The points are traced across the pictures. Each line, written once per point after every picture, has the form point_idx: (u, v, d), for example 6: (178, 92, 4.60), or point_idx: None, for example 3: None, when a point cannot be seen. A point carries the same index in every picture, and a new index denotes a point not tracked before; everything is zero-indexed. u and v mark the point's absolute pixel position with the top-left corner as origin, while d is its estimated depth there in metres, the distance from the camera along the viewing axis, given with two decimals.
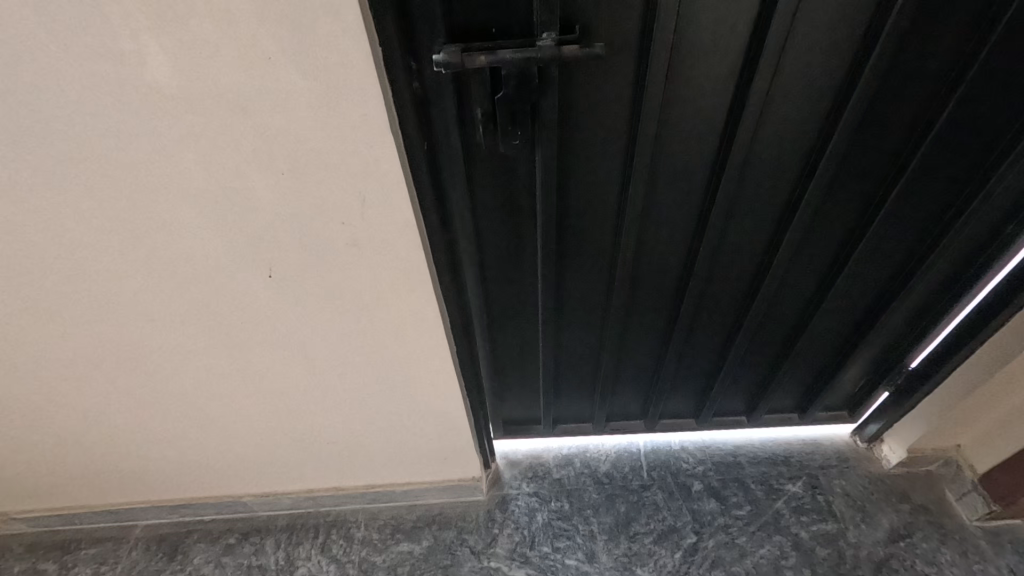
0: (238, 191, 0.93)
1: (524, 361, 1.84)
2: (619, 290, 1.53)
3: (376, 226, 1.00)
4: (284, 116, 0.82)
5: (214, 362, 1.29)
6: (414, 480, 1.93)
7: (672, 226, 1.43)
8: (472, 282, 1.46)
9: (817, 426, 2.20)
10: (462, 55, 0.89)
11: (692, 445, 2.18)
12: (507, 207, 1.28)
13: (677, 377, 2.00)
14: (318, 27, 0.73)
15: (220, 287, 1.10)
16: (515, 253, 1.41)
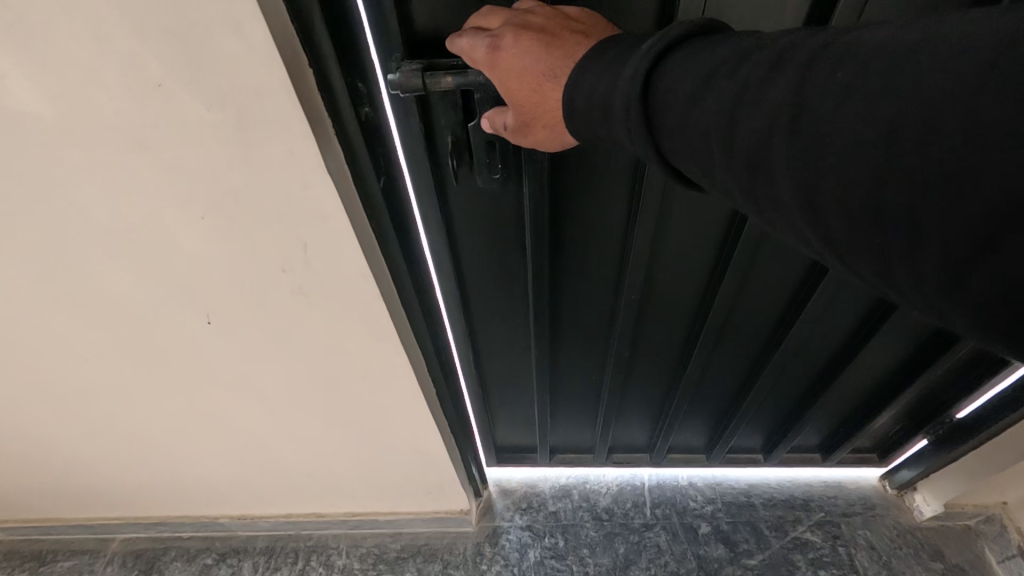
0: (153, 235, 0.77)
1: (518, 390, 1.69)
2: (626, 326, 1.37)
3: (325, 274, 0.84)
4: (193, 153, 0.66)
5: (162, 401, 1.16)
6: (398, 509, 1.80)
7: (684, 262, 1.24)
8: (456, 315, 1.30)
9: (841, 467, 2.01)
10: (423, 73, 0.72)
11: (701, 481, 2.02)
12: (492, 242, 1.11)
13: (688, 413, 1.82)
14: (216, 46, 0.55)
15: (156, 331, 0.96)
16: (506, 288, 1.25)
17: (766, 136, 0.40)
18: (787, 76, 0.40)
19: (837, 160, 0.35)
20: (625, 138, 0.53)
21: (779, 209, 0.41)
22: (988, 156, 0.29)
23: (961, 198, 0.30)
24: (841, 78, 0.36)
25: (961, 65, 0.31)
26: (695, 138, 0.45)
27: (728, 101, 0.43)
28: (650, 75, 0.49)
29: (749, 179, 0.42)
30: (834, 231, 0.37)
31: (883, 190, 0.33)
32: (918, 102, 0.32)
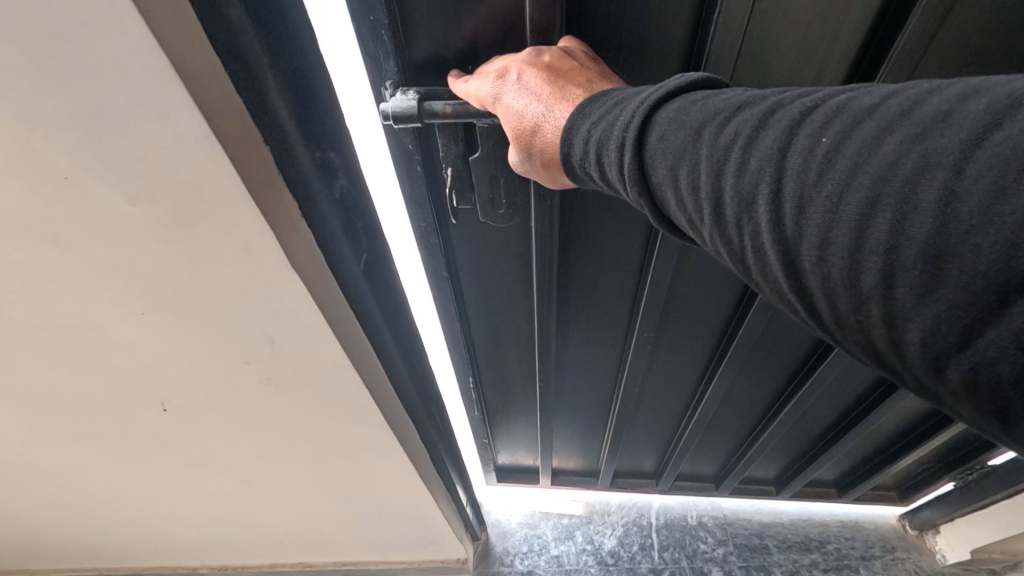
0: (62, 326, 0.61)
1: (520, 421, 1.58)
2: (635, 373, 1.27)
3: (294, 366, 0.69)
4: (125, 249, 0.52)
5: (104, 475, 0.98)
6: (394, 560, 1.57)
7: (701, 307, 1.13)
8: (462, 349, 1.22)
9: (857, 505, 1.98)
10: (421, 100, 0.65)
11: (711, 521, 1.95)
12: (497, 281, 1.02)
13: (700, 446, 1.73)
14: (138, 138, 0.41)
15: (78, 416, 0.79)
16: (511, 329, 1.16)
17: (755, 200, 0.41)
18: (774, 135, 0.41)
19: (825, 231, 0.37)
20: (617, 185, 0.53)
21: (770, 274, 0.42)
22: (972, 244, 0.30)
23: (947, 282, 0.31)
24: (825, 147, 0.38)
25: (940, 144, 0.33)
26: (685, 193, 0.46)
27: (719, 156, 0.44)
28: (645, 122, 0.49)
29: (742, 242, 0.43)
30: (823, 302, 0.39)
31: (864, 264, 0.35)
32: (899, 173, 0.34)
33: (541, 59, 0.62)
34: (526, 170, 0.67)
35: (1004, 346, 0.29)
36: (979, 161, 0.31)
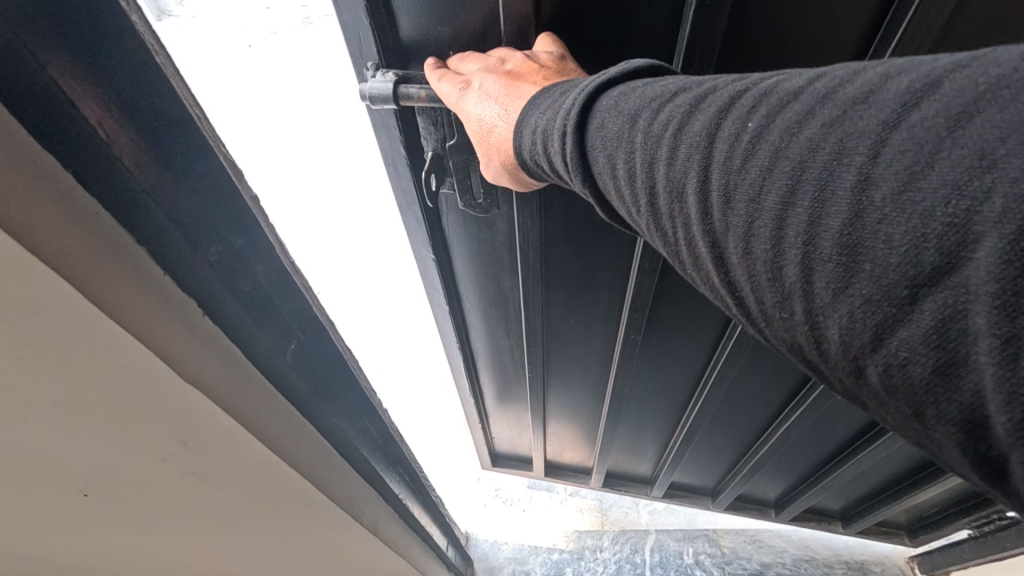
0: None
1: (515, 410, 1.60)
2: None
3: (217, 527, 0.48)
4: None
5: None
6: None
7: (692, 319, 1.12)
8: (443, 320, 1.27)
9: (859, 542, 1.94)
10: (398, 83, 0.65)
11: (709, 560, 1.93)
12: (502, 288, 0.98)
13: (696, 459, 1.71)
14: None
15: None
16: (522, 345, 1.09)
17: (685, 190, 0.40)
18: (704, 119, 0.40)
19: (751, 224, 0.36)
20: (562, 175, 0.54)
21: (701, 266, 0.41)
22: (888, 239, 0.30)
23: (862, 279, 0.31)
24: (751, 133, 0.37)
25: (858, 129, 0.32)
26: (622, 182, 0.45)
27: (652, 143, 0.43)
28: (586, 107, 0.49)
29: (676, 234, 0.42)
30: (750, 297, 0.38)
31: (785, 259, 0.35)
32: (817, 158, 0.33)
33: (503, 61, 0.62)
34: (495, 173, 0.67)
35: (917, 345, 0.29)
36: (895, 148, 0.30)
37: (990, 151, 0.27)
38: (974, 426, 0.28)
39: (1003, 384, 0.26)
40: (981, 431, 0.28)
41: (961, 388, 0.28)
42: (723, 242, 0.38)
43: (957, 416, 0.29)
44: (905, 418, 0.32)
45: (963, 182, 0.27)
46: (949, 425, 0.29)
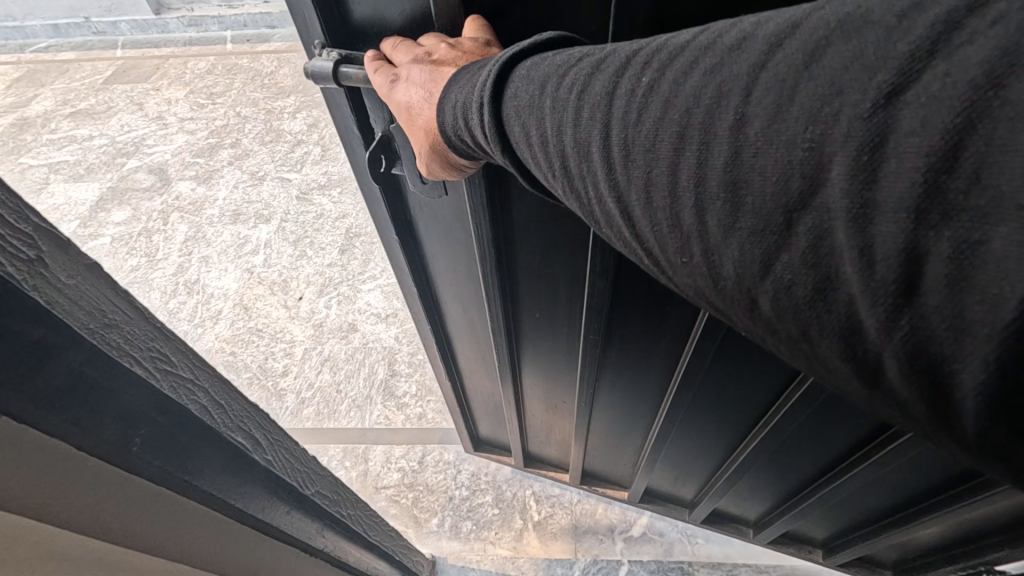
0: None
1: None
2: (619, 446, 0.98)
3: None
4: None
5: None
6: None
7: None
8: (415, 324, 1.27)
9: None
10: (339, 64, 0.50)
11: None
12: (459, 295, 0.81)
13: None
14: None
15: None
16: (481, 361, 0.92)
17: (588, 152, 0.32)
18: (605, 78, 0.31)
19: (644, 172, 0.29)
20: (485, 150, 0.40)
21: (611, 223, 0.32)
22: (759, 148, 0.24)
23: (748, 207, 0.25)
24: (626, 67, 0.30)
25: (736, 66, 0.26)
26: (531, 150, 0.35)
27: (560, 108, 0.33)
28: (504, 76, 0.37)
29: (590, 208, 0.34)
30: (641, 256, 0.32)
31: (658, 192, 0.28)
32: (699, 99, 0.27)
33: (430, 44, 0.47)
34: (434, 166, 0.51)
35: (797, 268, 0.24)
36: (776, 70, 0.25)
37: (869, 50, 0.22)
38: (856, 338, 0.23)
39: (867, 289, 0.21)
40: (862, 349, 0.23)
41: (837, 297, 0.23)
42: (605, 199, 0.32)
43: (837, 334, 0.23)
44: (794, 349, 0.25)
45: (827, 88, 0.23)
46: (832, 342, 0.23)
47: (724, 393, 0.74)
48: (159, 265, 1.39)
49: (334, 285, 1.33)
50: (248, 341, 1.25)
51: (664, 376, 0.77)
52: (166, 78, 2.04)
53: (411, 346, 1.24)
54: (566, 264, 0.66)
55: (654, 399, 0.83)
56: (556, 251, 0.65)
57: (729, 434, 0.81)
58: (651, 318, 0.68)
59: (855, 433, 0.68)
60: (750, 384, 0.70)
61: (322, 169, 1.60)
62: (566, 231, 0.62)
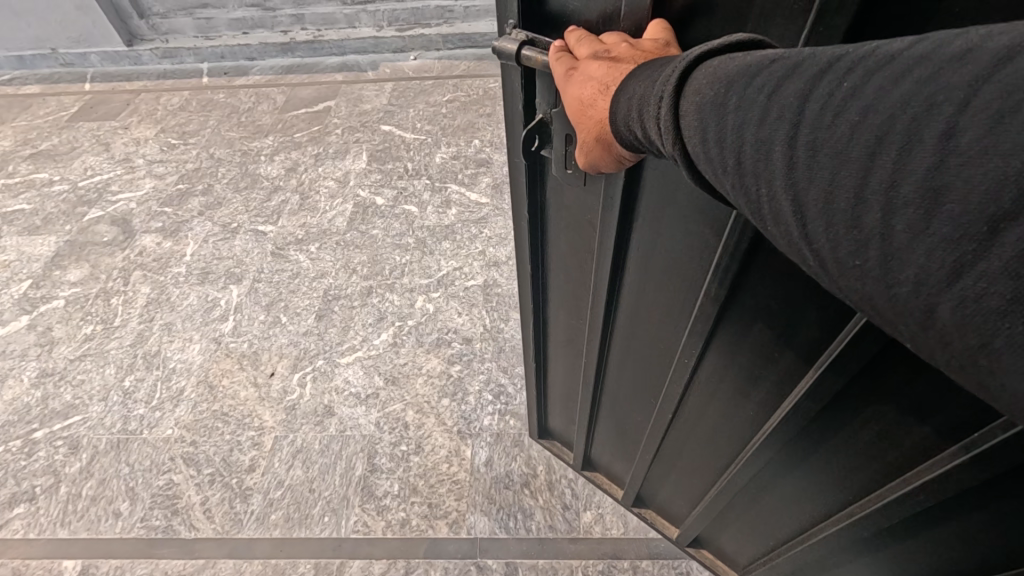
0: None
1: None
2: (682, 483, 0.93)
3: None
4: None
5: None
6: None
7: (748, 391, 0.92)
8: (398, 407, 1.15)
9: None
10: (523, 45, 0.59)
11: None
12: (567, 277, 0.84)
13: None
14: None
15: None
16: (569, 347, 0.94)
17: (770, 151, 0.32)
18: (800, 82, 0.31)
19: (830, 174, 0.29)
20: (655, 144, 0.43)
21: (779, 221, 0.33)
22: (968, 160, 0.23)
23: (945, 216, 0.24)
24: (825, 74, 0.30)
25: (954, 78, 0.25)
26: (707, 144, 0.36)
27: (748, 107, 0.34)
28: (687, 73, 0.39)
29: (758, 204, 0.34)
30: (812, 252, 0.32)
31: (843, 192, 0.28)
32: (912, 106, 0.26)
33: (611, 41, 0.51)
34: (593, 152, 0.54)
35: (996, 275, 0.22)
36: (1002, 85, 0.23)
37: None
38: None
39: None
40: None
41: None
42: (779, 192, 0.32)
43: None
44: (968, 357, 0.25)
45: None
46: (1015, 350, 0.23)
47: (823, 460, 0.67)
48: (116, 333, 1.27)
49: (310, 358, 1.21)
50: (211, 429, 1.13)
51: (755, 424, 0.72)
52: (136, 115, 1.93)
53: (393, 436, 1.12)
54: (681, 282, 0.67)
55: (737, 446, 0.78)
56: (675, 268, 0.66)
57: (814, 509, 0.73)
58: (758, 357, 0.65)
59: (975, 550, 0.58)
60: (857, 458, 0.63)
61: (299, 220, 1.49)
62: (687, 246, 0.62)
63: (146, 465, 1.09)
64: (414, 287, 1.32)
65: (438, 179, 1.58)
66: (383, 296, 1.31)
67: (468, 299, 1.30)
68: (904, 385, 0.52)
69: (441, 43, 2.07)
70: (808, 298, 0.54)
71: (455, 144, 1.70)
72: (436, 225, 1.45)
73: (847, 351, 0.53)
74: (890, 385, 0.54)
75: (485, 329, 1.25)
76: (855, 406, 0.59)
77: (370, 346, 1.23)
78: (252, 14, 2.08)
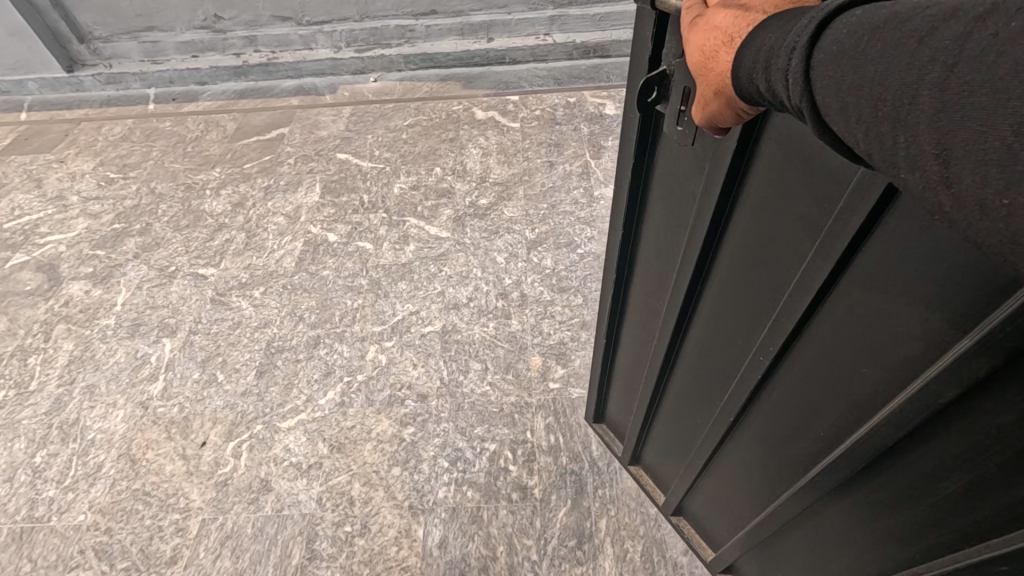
0: None
1: None
2: (728, 498, 0.87)
3: None
4: None
5: None
6: None
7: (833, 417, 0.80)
8: (342, 478, 1.09)
9: None
10: None
11: None
12: (656, 251, 0.78)
13: None
14: None
15: None
16: (646, 329, 0.89)
17: (921, 99, 0.25)
18: (963, 20, 0.23)
19: (981, 122, 0.22)
20: (781, 99, 0.35)
21: (915, 173, 0.26)
22: None
23: None
24: (996, 9, 0.22)
25: None
26: (841, 96, 0.29)
27: (894, 52, 0.26)
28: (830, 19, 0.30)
29: (896, 157, 0.27)
30: (956, 212, 0.25)
31: (994, 140, 0.21)
32: None
33: None
34: (710, 108, 0.45)
35: None
36: None
37: None
38: None
39: None
40: None
41: None
42: (924, 141, 0.25)
43: None
44: None
45: None
46: None
47: (895, 506, 0.58)
48: (30, 400, 1.22)
49: (246, 423, 1.17)
50: (130, 512, 1.07)
51: (821, 453, 0.63)
52: (74, 147, 1.80)
53: (336, 514, 1.05)
54: (773, 273, 0.58)
55: (795, 471, 0.70)
56: (769, 256, 0.58)
57: (870, 557, 0.65)
58: (837, 372, 0.56)
59: None
60: (938, 511, 0.53)
61: (244, 261, 1.42)
62: (788, 233, 0.54)
63: (53, 559, 1.02)
64: (366, 336, 1.28)
65: (396, 212, 1.51)
66: (331, 347, 1.27)
67: (424, 348, 1.26)
68: (1004, 434, 0.43)
69: (403, 63, 1.97)
70: (918, 308, 0.44)
71: (415, 173, 1.61)
72: (392, 264, 1.40)
73: (949, 380, 0.44)
74: (988, 431, 0.44)
75: (441, 384, 1.21)
76: (944, 450, 0.49)
77: (315, 408, 1.18)
78: (201, 36, 1.96)
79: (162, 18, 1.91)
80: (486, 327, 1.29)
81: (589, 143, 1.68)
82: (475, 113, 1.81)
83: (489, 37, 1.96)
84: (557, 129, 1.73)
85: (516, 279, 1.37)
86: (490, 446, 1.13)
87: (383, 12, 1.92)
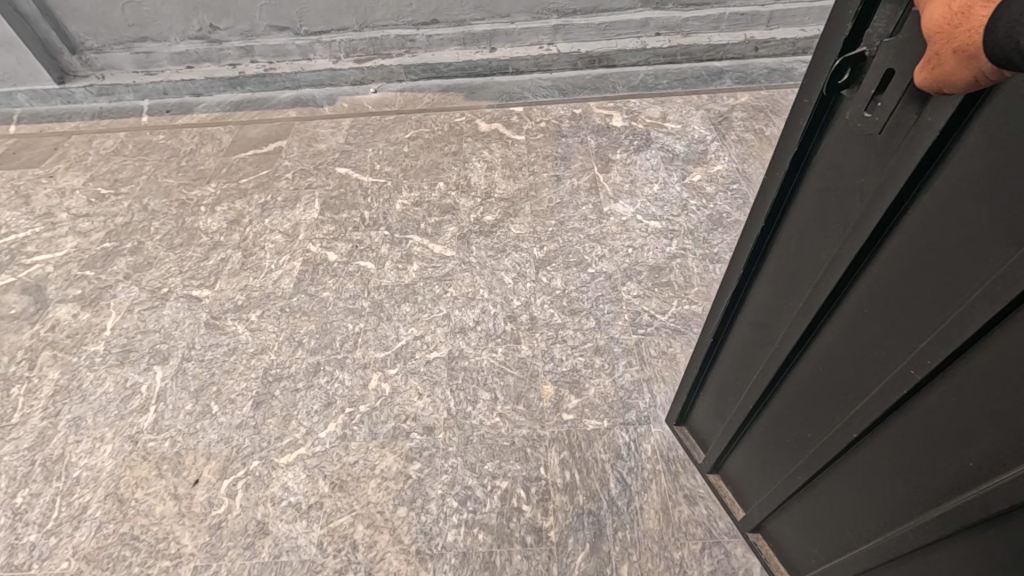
0: None
1: None
2: (833, 517, 0.83)
3: None
4: None
5: None
6: None
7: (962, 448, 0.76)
8: (344, 520, 1.04)
9: None
10: None
11: None
12: (796, 249, 0.76)
13: None
14: None
15: None
16: (766, 330, 0.87)
17: None
18: None
19: None
20: None
21: None
22: None
23: None
24: None
25: None
26: None
27: None
28: None
29: None
30: None
31: None
32: None
33: None
34: (938, 71, 0.43)
35: None
36: None
37: None
38: None
39: None
40: None
41: None
42: None
43: None
44: None
45: None
46: None
47: None
48: (11, 435, 1.15)
49: (241, 459, 1.11)
50: (117, 559, 1.01)
51: (966, 480, 0.61)
52: (64, 161, 1.74)
53: (338, 560, 0.99)
54: (952, 278, 0.56)
55: (925, 496, 0.67)
56: (948, 261, 0.56)
57: None
58: (1009, 394, 0.54)
59: None
60: None
61: (240, 282, 1.37)
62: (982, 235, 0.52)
63: None
64: (369, 362, 1.23)
65: (398, 229, 1.46)
66: (332, 375, 1.21)
67: (430, 375, 1.20)
68: None
69: (403, 74, 1.93)
70: None
71: (418, 188, 1.56)
72: (394, 284, 1.35)
73: None
74: None
75: (447, 416, 1.15)
76: None
77: (315, 441, 1.12)
78: (196, 47, 1.91)
79: (157, 28, 1.86)
80: (495, 352, 1.24)
81: (596, 157, 1.63)
82: (478, 124, 1.76)
83: (492, 47, 1.91)
84: (563, 142, 1.69)
85: (525, 300, 1.32)
86: (502, 483, 1.07)
87: (383, 22, 1.87)
